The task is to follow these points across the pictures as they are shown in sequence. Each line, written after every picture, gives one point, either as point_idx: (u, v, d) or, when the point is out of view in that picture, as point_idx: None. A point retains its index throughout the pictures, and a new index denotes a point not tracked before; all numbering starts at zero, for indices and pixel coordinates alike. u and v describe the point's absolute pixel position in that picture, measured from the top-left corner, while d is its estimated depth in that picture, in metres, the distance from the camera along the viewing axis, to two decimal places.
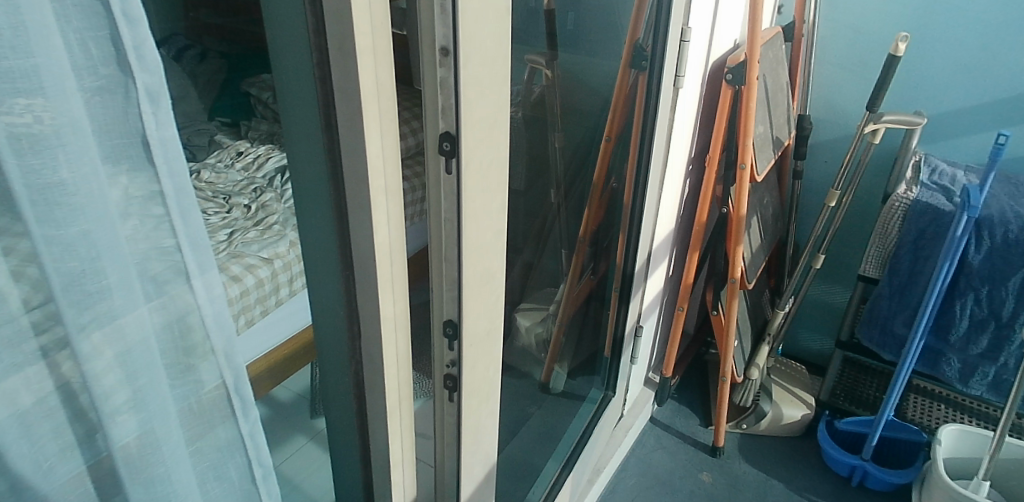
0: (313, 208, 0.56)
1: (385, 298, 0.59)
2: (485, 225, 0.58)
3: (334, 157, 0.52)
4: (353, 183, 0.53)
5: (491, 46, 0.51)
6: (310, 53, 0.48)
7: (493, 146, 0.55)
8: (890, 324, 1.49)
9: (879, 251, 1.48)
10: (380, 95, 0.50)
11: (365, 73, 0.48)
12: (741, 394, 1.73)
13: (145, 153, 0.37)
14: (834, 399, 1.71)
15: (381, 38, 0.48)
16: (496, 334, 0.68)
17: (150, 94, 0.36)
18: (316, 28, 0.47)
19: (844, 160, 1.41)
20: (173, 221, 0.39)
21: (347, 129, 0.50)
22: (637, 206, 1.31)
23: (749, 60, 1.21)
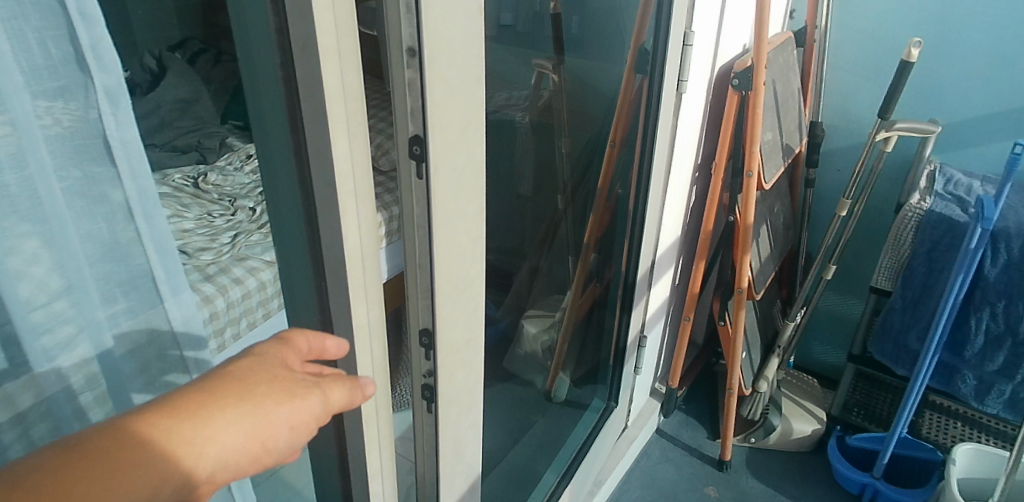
0: (283, 213, 0.55)
1: (358, 305, 0.57)
2: (459, 231, 0.57)
3: (302, 161, 0.51)
4: (322, 187, 0.51)
5: (462, 46, 0.49)
6: (274, 53, 0.47)
7: (467, 151, 0.54)
8: (903, 338, 1.45)
9: (892, 263, 1.44)
10: (347, 97, 0.49)
11: (332, 74, 0.47)
12: (750, 407, 1.65)
13: (108, 153, 0.45)
14: (846, 414, 1.66)
15: (349, 39, 0.47)
16: (476, 343, 0.66)
17: (108, 93, 0.44)
18: (280, 29, 0.46)
19: (854, 167, 1.36)
20: (139, 224, 0.47)
21: (314, 132, 0.49)
22: (649, 214, 1.27)
23: (756, 65, 1.18)
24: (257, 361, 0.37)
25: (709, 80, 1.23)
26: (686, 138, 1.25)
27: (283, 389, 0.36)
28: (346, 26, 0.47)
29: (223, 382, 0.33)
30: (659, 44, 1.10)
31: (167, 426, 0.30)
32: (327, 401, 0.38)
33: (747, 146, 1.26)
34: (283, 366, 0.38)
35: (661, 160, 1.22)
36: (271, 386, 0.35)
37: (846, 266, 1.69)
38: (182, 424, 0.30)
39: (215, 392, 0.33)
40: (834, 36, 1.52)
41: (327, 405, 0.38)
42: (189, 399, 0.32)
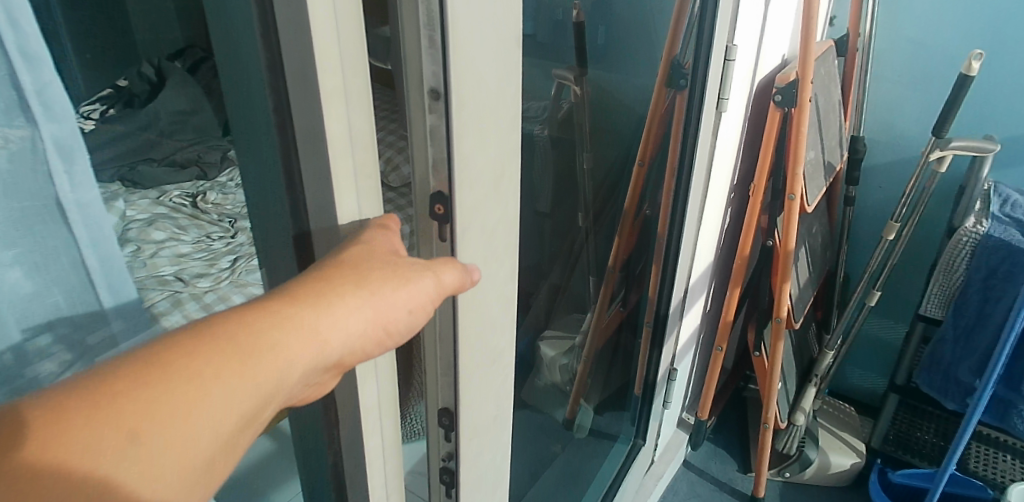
0: (281, 275, 0.46)
1: (368, 385, 0.48)
2: (487, 298, 0.48)
3: (300, 221, 0.43)
4: (324, 252, 0.42)
5: (497, 84, 0.40)
6: (267, 94, 0.38)
7: (500, 205, 0.45)
8: (954, 370, 1.35)
9: (942, 290, 1.33)
10: (355, 147, 0.40)
11: (336, 121, 0.38)
12: (785, 441, 1.56)
13: (61, 210, 0.38)
14: (890, 448, 1.54)
15: (359, 77, 0.38)
16: (504, 418, 0.57)
17: (59, 145, 0.36)
18: (273, 66, 0.37)
19: (904, 188, 1.26)
20: (95, 283, 0.41)
21: (315, 189, 0.40)
22: (683, 240, 1.18)
23: (800, 80, 1.08)
24: (365, 250, 0.37)
25: (749, 95, 1.14)
26: (724, 157, 1.15)
27: (392, 274, 0.36)
28: (354, 61, 0.38)
29: (336, 271, 0.34)
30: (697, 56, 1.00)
31: (292, 310, 0.31)
32: (442, 284, 0.39)
33: (790, 167, 1.16)
34: (392, 254, 0.39)
35: (698, 181, 1.12)
36: (384, 273, 0.36)
37: (889, 289, 1.58)
38: (306, 309, 0.32)
39: (329, 280, 0.34)
40: (879, 43, 1.42)
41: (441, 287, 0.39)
42: (302, 285, 0.33)
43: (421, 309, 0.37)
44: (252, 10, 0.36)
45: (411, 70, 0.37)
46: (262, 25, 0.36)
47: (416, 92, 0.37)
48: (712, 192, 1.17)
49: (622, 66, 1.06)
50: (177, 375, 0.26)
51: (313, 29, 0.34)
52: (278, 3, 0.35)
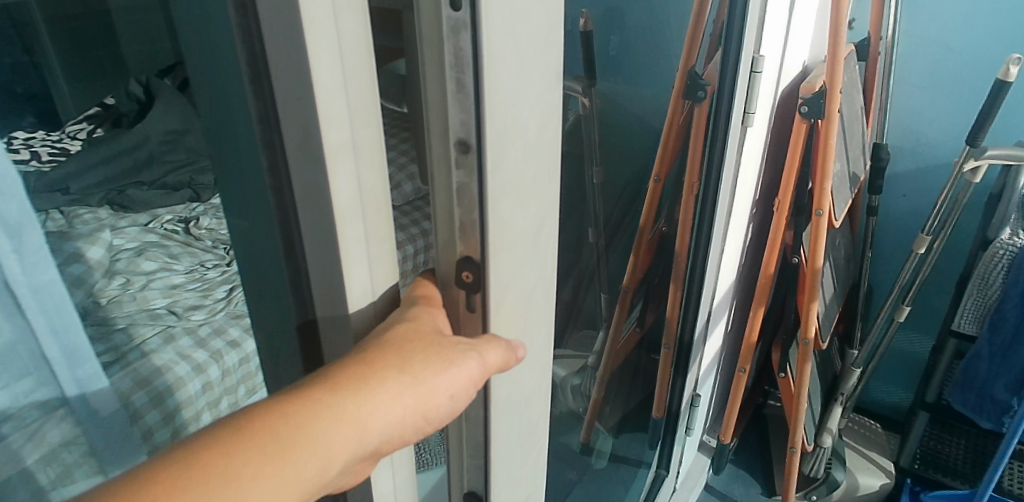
0: (277, 335, 0.43)
1: (381, 471, 0.40)
2: (523, 368, 0.42)
3: (296, 271, 0.38)
4: (325, 318, 0.39)
5: (535, 132, 0.34)
6: (256, 130, 0.35)
7: (536, 263, 0.39)
8: (989, 388, 1.25)
9: (976, 305, 1.25)
10: (364, 200, 0.36)
11: (343, 170, 0.34)
12: (811, 464, 1.49)
13: (10, 296, 0.34)
14: (919, 468, 1.43)
15: (369, 120, 0.35)
16: (535, 495, 0.50)
17: (6, 230, 0.32)
18: (263, 109, 0.34)
19: (935, 199, 1.19)
20: (50, 359, 0.38)
21: (316, 244, 0.36)
22: (713, 263, 1.13)
23: (828, 90, 1.02)
24: (410, 324, 0.34)
25: (772, 108, 1.07)
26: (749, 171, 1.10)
27: (436, 354, 0.33)
28: (360, 102, 0.34)
29: (376, 348, 0.31)
30: (724, 67, 0.94)
31: (327, 400, 0.28)
32: (486, 363, 0.35)
33: (817, 182, 1.10)
34: (437, 325, 0.35)
35: (724, 197, 1.05)
36: (426, 352, 0.33)
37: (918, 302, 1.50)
38: (345, 399, 0.29)
39: (369, 362, 0.31)
40: (899, 48, 1.35)
41: (485, 368, 0.35)
42: (346, 368, 0.30)
43: (464, 392, 0.34)
44: (239, 62, 0.33)
45: (433, 118, 0.31)
46: (250, 61, 0.33)
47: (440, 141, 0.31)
48: (734, 208, 1.10)
49: (636, 75, 0.95)
50: (213, 483, 0.24)
51: (313, 69, 0.31)
52: (268, 38, 0.31)
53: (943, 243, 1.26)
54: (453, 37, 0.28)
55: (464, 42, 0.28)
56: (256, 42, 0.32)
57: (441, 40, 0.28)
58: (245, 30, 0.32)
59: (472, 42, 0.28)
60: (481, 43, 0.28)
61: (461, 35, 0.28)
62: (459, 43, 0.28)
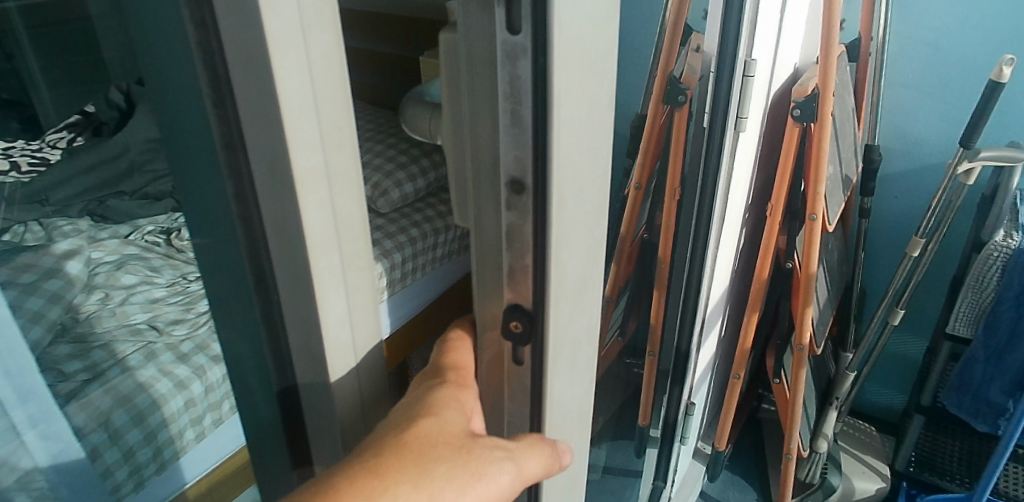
0: (254, 362, 0.42)
1: None
2: (565, 394, 0.47)
3: (265, 294, 0.38)
4: (299, 343, 0.38)
5: (590, 156, 0.39)
6: (219, 159, 0.34)
7: (585, 309, 0.46)
8: (985, 391, 1.24)
9: (970, 308, 1.23)
10: (338, 225, 0.35)
11: (317, 194, 0.33)
12: (807, 470, 1.47)
13: None
14: (914, 471, 1.41)
15: (343, 143, 0.34)
16: None
17: None
18: (227, 138, 0.33)
19: (929, 201, 1.18)
20: (8, 407, 0.35)
21: (289, 271, 0.35)
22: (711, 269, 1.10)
23: (821, 93, 1.01)
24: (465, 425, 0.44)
25: (764, 111, 1.05)
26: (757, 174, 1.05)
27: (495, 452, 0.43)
28: (330, 126, 0.33)
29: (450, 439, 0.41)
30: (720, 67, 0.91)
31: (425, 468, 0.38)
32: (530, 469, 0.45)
33: (811, 186, 1.08)
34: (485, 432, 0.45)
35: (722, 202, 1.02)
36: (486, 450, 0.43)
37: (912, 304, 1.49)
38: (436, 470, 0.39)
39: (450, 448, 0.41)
40: (891, 50, 1.34)
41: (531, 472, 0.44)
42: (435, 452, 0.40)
43: (501, 493, 0.42)
44: (200, 84, 0.32)
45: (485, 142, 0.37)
46: (211, 88, 0.32)
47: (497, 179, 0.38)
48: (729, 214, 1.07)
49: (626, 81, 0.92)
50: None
51: (276, 95, 0.29)
52: (232, 62, 0.30)
53: (939, 245, 1.24)
54: (510, 66, 0.34)
55: (523, 67, 0.34)
56: (219, 63, 0.31)
57: (500, 68, 0.34)
58: (205, 56, 0.31)
59: (530, 66, 0.34)
60: (537, 64, 0.33)
61: (521, 58, 0.33)
62: (514, 69, 0.34)
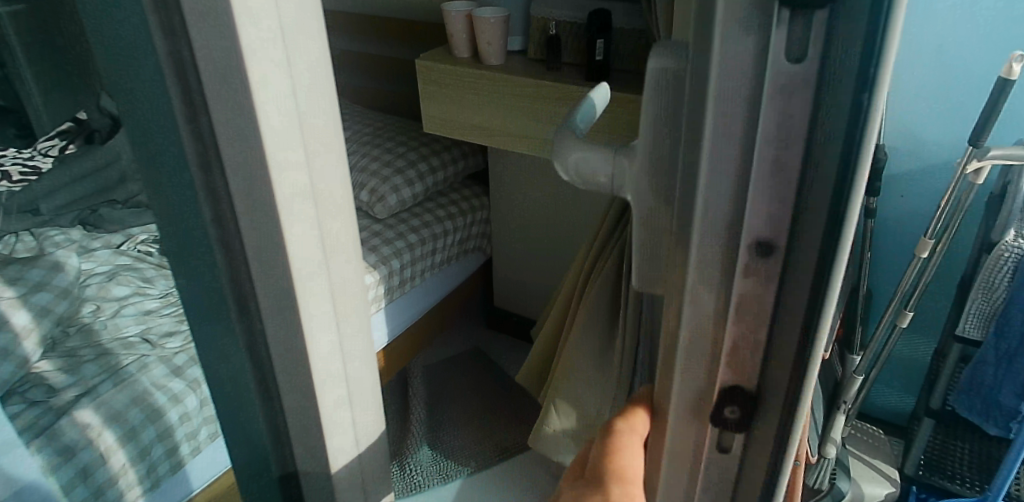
0: (235, 395, 0.38)
1: None
2: None
3: (248, 322, 0.34)
4: (287, 372, 0.35)
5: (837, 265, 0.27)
6: (194, 178, 0.31)
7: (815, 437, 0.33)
8: (996, 394, 1.21)
9: (980, 309, 1.20)
10: (326, 246, 0.34)
11: (302, 212, 0.32)
12: (816, 476, 1.39)
13: None
14: (924, 474, 1.38)
15: (330, 159, 0.33)
16: None
17: None
18: (202, 155, 0.30)
19: (937, 201, 1.15)
20: None
21: (272, 297, 0.33)
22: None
23: None
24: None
25: None
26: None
27: None
28: (315, 142, 0.32)
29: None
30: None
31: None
32: None
33: None
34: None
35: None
36: None
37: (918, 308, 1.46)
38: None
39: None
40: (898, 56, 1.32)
41: None
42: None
43: None
44: (170, 95, 0.28)
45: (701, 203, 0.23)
46: (183, 101, 0.29)
47: (730, 237, 0.23)
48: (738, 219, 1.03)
49: None
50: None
51: (257, 114, 0.28)
52: (206, 73, 0.27)
53: (947, 245, 1.21)
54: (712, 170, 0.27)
55: (799, 104, 0.20)
56: (190, 74, 0.28)
57: (762, 105, 0.20)
58: (176, 65, 0.28)
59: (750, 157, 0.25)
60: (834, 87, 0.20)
61: (796, 92, 0.20)
62: (790, 105, 0.20)
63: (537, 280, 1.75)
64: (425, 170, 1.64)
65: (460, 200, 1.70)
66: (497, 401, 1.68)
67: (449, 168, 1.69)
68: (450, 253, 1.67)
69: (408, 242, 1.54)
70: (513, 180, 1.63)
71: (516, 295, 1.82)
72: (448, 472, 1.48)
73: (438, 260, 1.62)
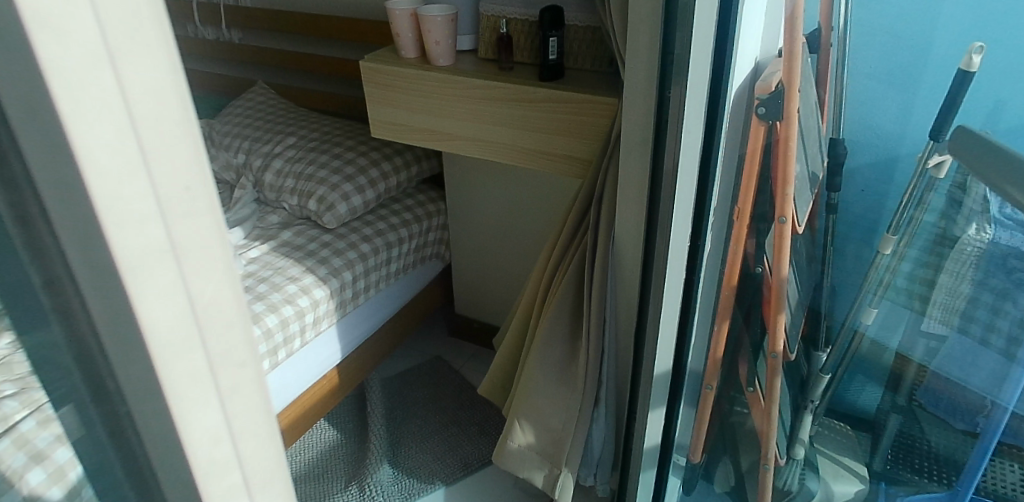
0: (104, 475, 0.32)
1: None
2: None
3: (107, 397, 0.29)
4: (158, 451, 0.30)
5: None
6: (9, 232, 0.24)
7: None
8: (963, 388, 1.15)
9: (944, 302, 1.13)
10: (194, 297, 0.27)
11: (161, 258, 0.25)
12: (785, 477, 1.41)
13: None
14: (891, 468, 1.35)
15: (196, 188, 0.26)
16: None
17: None
18: (16, 206, 0.24)
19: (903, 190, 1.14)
20: None
21: (127, 366, 0.27)
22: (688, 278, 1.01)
23: (787, 88, 0.95)
24: None
25: (725, 111, 0.97)
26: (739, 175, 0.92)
27: None
28: (169, 170, 0.25)
29: None
30: (684, 62, 0.82)
31: None
32: None
33: (779, 188, 1.03)
34: None
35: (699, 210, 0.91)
36: None
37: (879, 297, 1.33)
38: None
39: None
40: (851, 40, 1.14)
41: None
42: None
43: None
44: None
45: None
46: None
47: None
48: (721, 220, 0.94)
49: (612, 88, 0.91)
50: None
51: (71, 140, 0.21)
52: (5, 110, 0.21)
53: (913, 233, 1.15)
54: None
55: None
56: None
57: None
58: None
59: None
60: None
61: None
62: None
63: (500, 286, 1.69)
64: (376, 175, 1.57)
65: (415, 205, 1.63)
66: (461, 412, 1.62)
67: (402, 173, 1.62)
68: (407, 261, 1.59)
69: (360, 252, 1.46)
70: (470, 183, 1.57)
71: (478, 301, 1.76)
72: (411, 491, 1.41)
73: (394, 270, 1.54)
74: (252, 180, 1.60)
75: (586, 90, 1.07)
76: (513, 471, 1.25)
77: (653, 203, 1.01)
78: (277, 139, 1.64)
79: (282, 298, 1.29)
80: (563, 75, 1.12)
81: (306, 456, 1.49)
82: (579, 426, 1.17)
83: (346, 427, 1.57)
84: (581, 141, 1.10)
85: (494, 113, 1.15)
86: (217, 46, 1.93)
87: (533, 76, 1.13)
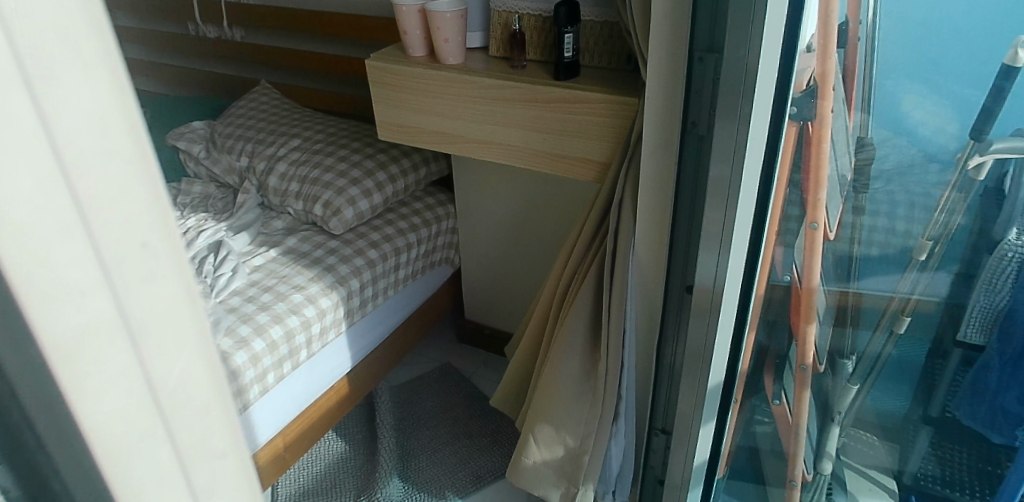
0: None
1: None
2: None
3: (37, 488, 0.25)
4: None
5: None
6: None
7: None
8: (1001, 399, 1.08)
9: (983, 311, 1.04)
10: (134, 326, 0.24)
11: (88, 288, 0.23)
12: (811, 493, 1.35)
13: None
14: (923, 481, 1.26)
15: (138, 205, 0.23)
16: None
17: None
18: None
19: (945, 189, 0.99)
20: None
21: (57, 415, 0.24)
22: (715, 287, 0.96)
23: (821, 88, 0.90)
24: None
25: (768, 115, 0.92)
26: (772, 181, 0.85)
27: None
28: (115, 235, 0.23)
29: None
30: (730, 59, 0.75)
31: None
32: None
33: (811, 193, 0.98)
34: None
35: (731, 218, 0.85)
36: None
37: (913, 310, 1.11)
38: None
39: None
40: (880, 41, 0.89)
41: None
42: None
43: None
44: None
45: None
46: None
47: None
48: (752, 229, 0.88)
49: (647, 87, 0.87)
50: None
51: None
52: None
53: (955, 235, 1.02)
54: None
55: None
56: None
57: None
58: None
59: None
60: None
61: None
62: None
63: (511, 291, 1.64)
64: (384, 179, 1.51)
65: (423, 209, 1.57)
66: (472, 423, 1.57)
67: (410, 176, 1.57)
68: (416, 267, 1.54)
69: (367, 259, 1.40)
70: (480, 185, 1.51)
71: (489, 306, 1.70)
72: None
73: (402, 277, 1.49)
74: (257, 183, 1.55)
75: (603, 89, 1.01)
76: (529, 489, 1.20)
77: (678, 209, 0.95)
78: (281, 141, 1.59)
79: (287, 308, 1.25)
80: (579, 74, 1.06)
81: (313, 468, 1.45)
82: (597, 443, 1.11)
83: (355, 438, 1.53)
84: (599, 143, 1.04)
85: (504, 114, 1.09)
86: (222, 47, 1.91)
87: (548, 75, 1.07)
